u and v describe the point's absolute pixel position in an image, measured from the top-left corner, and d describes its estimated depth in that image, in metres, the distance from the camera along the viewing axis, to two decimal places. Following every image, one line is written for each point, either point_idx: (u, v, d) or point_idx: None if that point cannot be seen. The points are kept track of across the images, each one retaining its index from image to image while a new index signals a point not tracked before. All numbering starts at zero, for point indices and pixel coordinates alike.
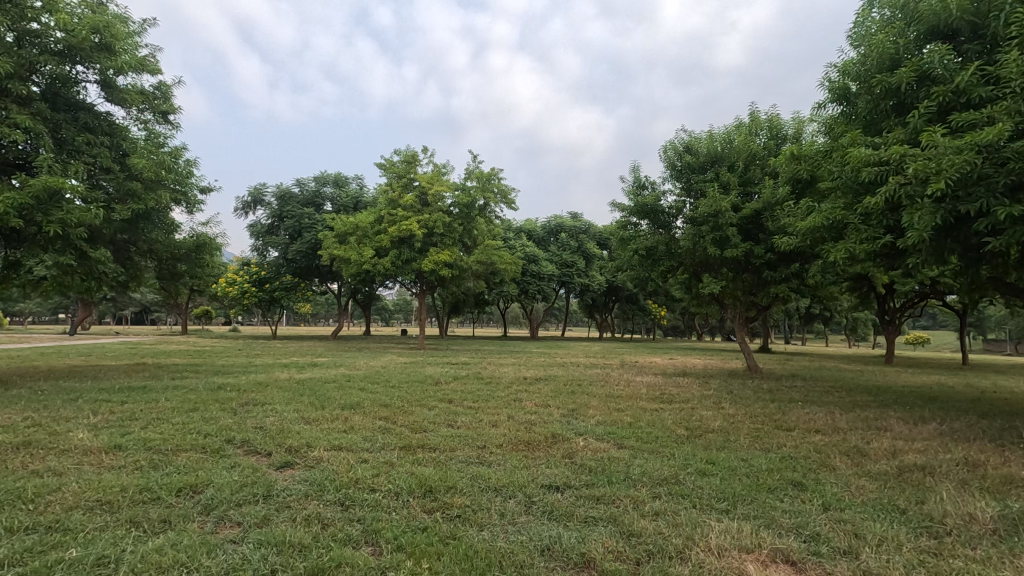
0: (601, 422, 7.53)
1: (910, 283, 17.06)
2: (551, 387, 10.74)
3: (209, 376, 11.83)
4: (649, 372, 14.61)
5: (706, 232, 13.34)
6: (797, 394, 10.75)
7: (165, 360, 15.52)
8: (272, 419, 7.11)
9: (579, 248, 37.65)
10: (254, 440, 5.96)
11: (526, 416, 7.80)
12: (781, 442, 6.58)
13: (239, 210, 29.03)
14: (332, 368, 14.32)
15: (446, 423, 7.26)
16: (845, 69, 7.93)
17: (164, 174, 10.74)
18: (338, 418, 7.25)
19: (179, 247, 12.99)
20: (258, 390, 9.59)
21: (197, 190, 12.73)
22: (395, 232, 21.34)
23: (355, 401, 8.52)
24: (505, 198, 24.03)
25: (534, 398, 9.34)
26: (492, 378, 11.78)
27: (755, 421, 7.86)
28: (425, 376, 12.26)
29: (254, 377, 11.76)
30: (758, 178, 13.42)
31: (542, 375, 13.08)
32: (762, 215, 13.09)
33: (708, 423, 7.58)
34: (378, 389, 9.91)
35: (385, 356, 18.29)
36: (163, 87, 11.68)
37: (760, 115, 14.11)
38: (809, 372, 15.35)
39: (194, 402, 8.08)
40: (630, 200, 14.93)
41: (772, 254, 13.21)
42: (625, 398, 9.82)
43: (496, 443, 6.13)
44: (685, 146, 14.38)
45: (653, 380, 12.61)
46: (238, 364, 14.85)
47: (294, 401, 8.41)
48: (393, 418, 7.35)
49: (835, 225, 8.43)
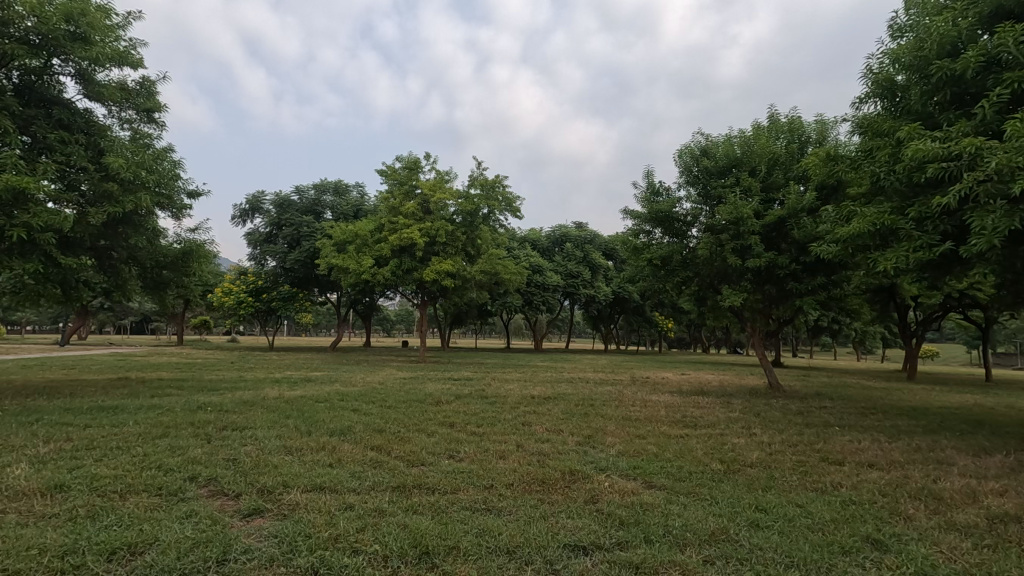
0: (623, 453, 6.65)
1: (937, 296, 16.17)
2: (561, 408, 9.87)
3: (192, 394, 10.95)
4: (665, 390, 13.67)
5: (726, 241, 12.50)
6: (831, 417, 9.83)
7: (151, 374, 14.64)
8: (248, 448, 6.21)
9: (585, 258, 36.85)
10: (222, 478, 5.09)
11: (537, 445, 6.93)
12: (836, 481, 5.68)
13: (237, 218, 28.39)
14: (326, 385, 13.42)
15: (448, 454, 6.38)
16: (894, 58, 7.12)
17: (145, 175, 10.00)
18: (324, 447, 6.39)
19: (164, 254, 12.22)
20: (241, 411, 8.69)
21: (184, 195, 11.98)
22: (396, 241, 20.55)
23: (346, 426, 7.62)
24: (510, 206, 23.27)
25: (544, 422, 8.44)
26: (496, 397, 10.92)
27: (797, 451, 6.95)
28: (425, 394, 11.36)
29: (241, 395, 10.88)
30: (781, 183, 12.61)
31: (550, 393, 12.18)
32: (786, 223, 12.27)
33: (745, 455, 6.69)
34: (373, 410, 9.04)
35: (383, 370, 17.43)
36: (147, 84, 10.99)
37: (780, 118, 13.35)
38: (834, 391, 14.44)
39: (166, 426, 7.23)
40: (644, 207, 14.12)
41: (797, 264, 12.35)
42: (644, 421, 8.95)
43: (506, 482, 5.24)
44: (701, 149, 13.60)
45: (672, 400, 11.69)
46: (227, 379, 13.98)
47: (277, 426, 7.52)
48: (387, 447, 6.49)
49: (881, 232, 7.59)
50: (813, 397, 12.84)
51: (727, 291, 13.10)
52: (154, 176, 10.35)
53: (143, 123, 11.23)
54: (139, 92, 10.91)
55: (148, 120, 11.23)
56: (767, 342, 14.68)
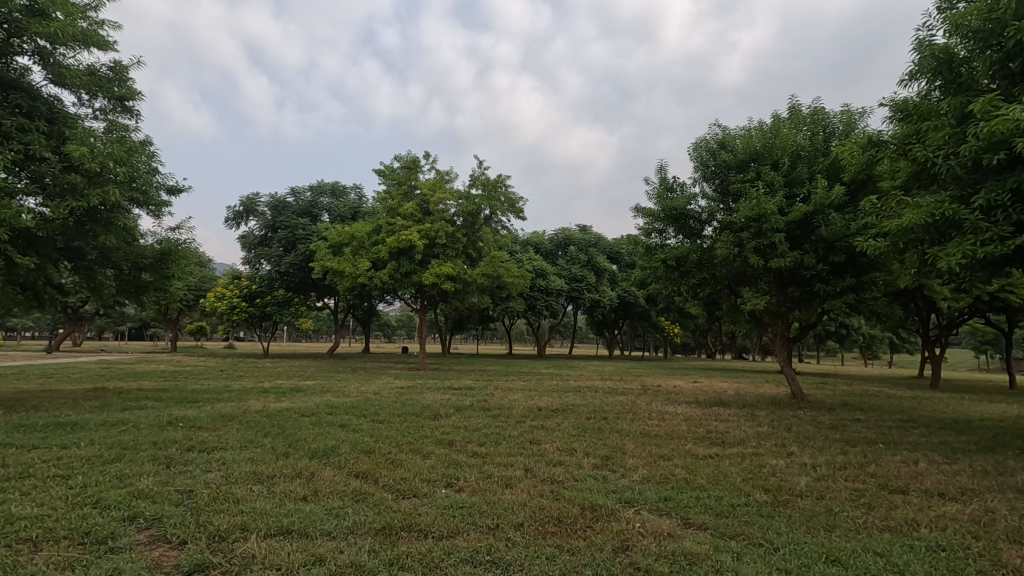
0: (648, 480, 5.71)
1: (966, 300, 15.24)
2: (573, 423, 8.94)
3: (167, 407, 10.02)
4: (681, 400, 12.72)
5: (747, 240, 11.61)
6: (871, 431, 8.86)
7: (130, 384, 13.68)
8: (211, 476, 5.28)
9: (589, 262, 35.80)
10: (167, 519, 4.17)
11: (548, 470, 6.02)
12: (911, 517, 4.73)
13: (231, 220, 27.60)
14: (316, 395, 12.46)
15: (445, 483, 5.44)
16: (956, 24, 6.26)
17: (114, 167, 9.16)
18: (300, 475, 5.46)
19: (142, 256, 11.34)
20: (214, 428, 7.73)
21: (163, 191, 11.12)
22: (394, 243, 19.65)
23: (331, 447, 6.67)
24: (513, 207, 22.42)
25: (555, 440, 7.50)
26: (500, 410, 9.98)
27: (849, 477, 6.00)
28: (423, 406, 10.40)
29: (219, 408, 9.95)
30: (806, 177, 11.71)
31: (558, 405, 11.22)
32: (812, 219, 11.36)
33: (791, 481, 5.75)
34: (363, 426, 8.11)
35: (380, 379, 16.49)
36: (121, 69, 10.15)
37: (804, 109, 12.46)
38: (861, 400, 13.47)
39: (122, 448, 6.29)
40: (656, 203, 13.24)
41: (824, 265, 11.43)
42: (665, 438, 8.01)
43: (515, 522, 4.32)
44: (718, 142, 12.74)
45: (690, 411, 10.76)
46: (211, 390, 13.02)
47: (252, 447, 6.57)
48: (373, 474, 5.56)
49: (938, 224, 6.68)
50: (841, 408, 11.89)
51: (748, 294, 12.18)
52: (126, 169, 9.51)
53: (117, 112, 10.38)
54: (111, 78, 10.05)
55: (122, 110, 10.39)
56: (788, 348, 13.73)
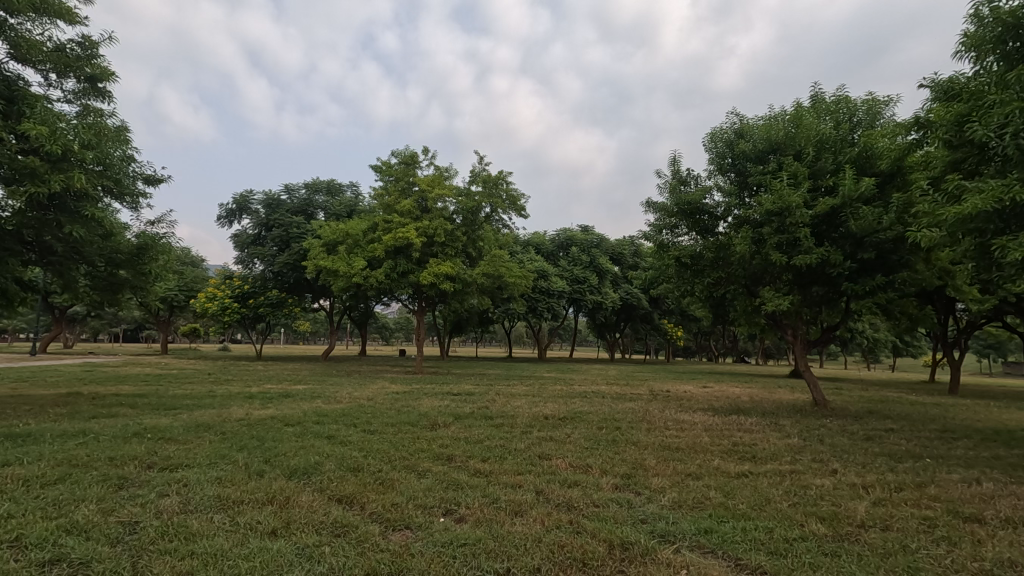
0: (681, 507, 4.90)
1: (992, 301, 14.47)
2: (585, 434, 8.11)
3: (139, 415, 9.17)
4: (696, 407, 11.90)
5: (769, 235, 10.84)
6: (915, 444, 8.03)
7: (106, 389, 12.80)
8: (166, 503, 4.46)
9: (591, 263, 34.91)
10: (95, 565, 3.33)
11: (561, 493, 5.20)
12: (1006, 556, 3.91)
13: (223, 219, 26.80)
14: (305, 401, 11.60)
15: (443, 511, 4.61)
16: None
17: (80, 151, 8.34)
18: (272, 501, 4.63)
19: (117, 252, 10.51)
20: (184, 440, 6.90)
21: (139, 180, 10.30)
22: (390, 241, 18.83)
23: (314, 464, 5.84)
24: (515, 205, 21.66)
25: (567, 455, 6.69)
26: (503, 419, 9.16)
27: (911, 501, 5.18)
28: (419, 414, 9.56)
29: (196, 416, 9.06)
30: (831, 168, 10.94)
31: (566, 412, 10.36)
32: (839, 213, 10.59)
33: (847, 508, 4.93)
34: (352, 439, 7.28)
35: (375, 384, 15.63)
36: (91, 47, 9.35)
37: (828, 97, 11.71)
38: (886, 408, 12.66)
39: (70, 466, 5.44)
40: (669, 197, 12.46)
41: (852, 262, 10.64)
42: (689, 451, 7.21)
43: (530, 567, 3.50)
44: (736, 133, 12.01)
45: (709, 420, 9.94)
46: (192, 395, 12.17)
47: (223, 463, 5.74)
48: (358, 501, 4.73)
49: (1003, 212, 5.89)
50: (869, 416, 11.07)
51: (768, 293, 11.39)
52: (94, 153, 8.68)
53: (91, 96, 9.59)
54: (81, 56, 9.24)
55: (94, 92, 9.61)
56: (808, 352, 12.90)
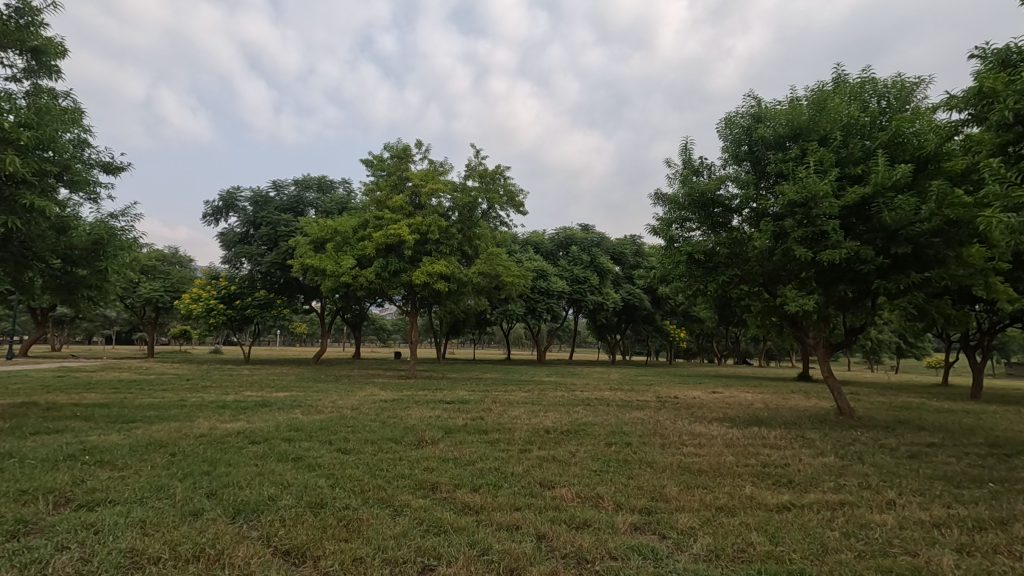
0: (720, 561, 3.86)
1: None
2: (592, 453, 7.09)
3: (88, 430, 8.12)
4: (710, 418, 10.89)
5: (791, 229, 9.87)
6: (971, 465, 7.00)
7: (67, 398, 11.73)
8: (60, 563, 3.44)
9: (592, 263, 33.97)
10: None
11: (570, 539, 4.16)
12: None
13: (209, 217, 25.79)
14: (284, 412, 10.57)
15: (419, 570, 3.59)
16: None
17: (13, 130, 7.32)
18: (197, 560, 3.58)
19: (71, 247, 9.50)
20: (122, 464, 5.88)
21: (97, 169, 9.27)
22: (381, 238, 17.80)
23: (269, 499, 4.82)
24: (513, 202, 20.67)
25: (572, 481, 5.69)
26: (500, 433, 8.17)
27: (1004, 549, 4.16)
28: (405, 428, 8.57)
29: (153, 432, 8.02)
30: (859, 154, 9.97)
31: (568, 424, 9.38)
32: (869, 203, 9.61)
33: (928, 560, 3.91)
34: (324, 460, 6.25)
35: (363, 391, 14.55)
36: (34, 16, 8.31)
37: (852, 79, 10.75)
38: (915, 417, 11.66)
39: None
40: (680, 188, 11.48)
41: (884, 258, 9.65)
42: (715, 475, 6.22)
43: None
44: (753, 117, 11.03)
45: (727, 434, 8.94)
46: (160, 404, 11.12)
47: (156, 499, 4.72)
48: (312, 556, 3.70)
49: None
50: (901, 427, 10.06)
51: (790, 292, 10.40)
52: (31, 134, 7.65)
53: (41, 74, 8.58)
54: (22, 27, 8.21)
55: (40, 70, 8.59)
56: (831, 356, 11.84)
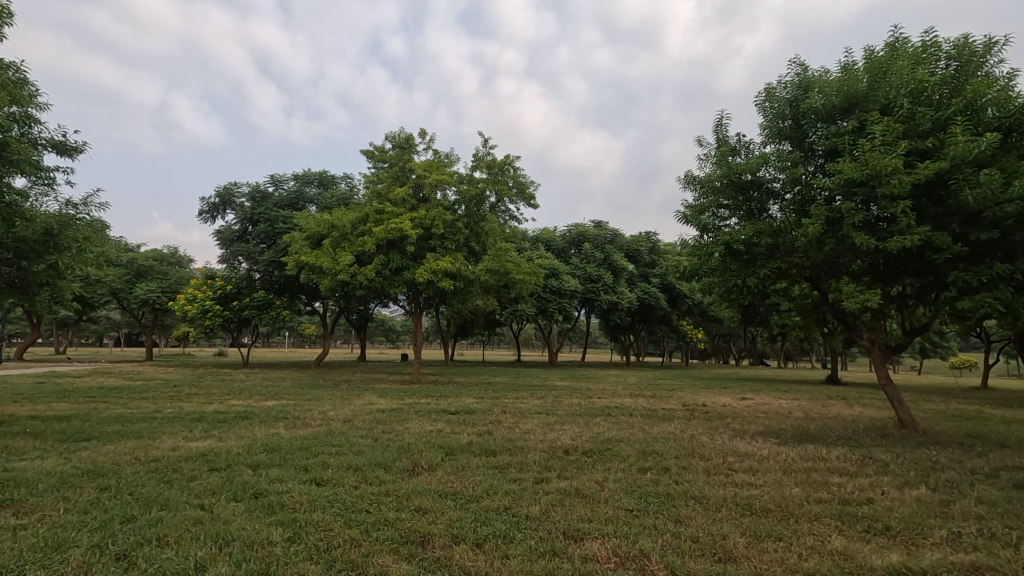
0: None
1: None
2: (624, 484, 5.73)
3: (26, 451, 6.87)
4: (754, 431, 9.47)
5: (850, 213, 8.46)
6: None
7: (30, 409, 10.53)
8: None
9: (605, 261, 32.68)
10: None
11: None
12: None
13: (206, 214, 24.76)
14: (266, 425, 9.30)
15: None
16: None
17: None
18: None
19: (18, 239, 8.32)
20: (31, 507, 4.60)
21: (48, 150, 8.13)
22: (381, 233, 16.58)
23: (195, 566, 3.52)
24: (523, 194, 19.38)
25: (605, 532, 4.32)
26: (509, 455, 6.85)
27: None
28: (400, 447, 7.29)
29: (98, 454, 6.75)
30: (928, 125, 8.50)
31: (590, 441, 8.06)
32: (943, 181, 8.17)
33: None
34: (289, 499, 4.94)
35: (361, 399, 13.26)
36: None
37: (911, 43, 9.25)
38: (987, 430, 10.15)
39: None
40: (714, 169, 10.13)
41: (962, 245, 8.20)
42: (789, 519, 4.83)
43: None
44: (798, 87, 9.63)
45: (782, 453, 7.57)
46: (128, 417, 9.85)
47: (40, 567, 3.44)
48: None
49: None
50: (981, 444, 8.58)
51: (845, 287, 8.98)
52: None
53: None
54: None
55: None
56: (889, 360, 10.35)
